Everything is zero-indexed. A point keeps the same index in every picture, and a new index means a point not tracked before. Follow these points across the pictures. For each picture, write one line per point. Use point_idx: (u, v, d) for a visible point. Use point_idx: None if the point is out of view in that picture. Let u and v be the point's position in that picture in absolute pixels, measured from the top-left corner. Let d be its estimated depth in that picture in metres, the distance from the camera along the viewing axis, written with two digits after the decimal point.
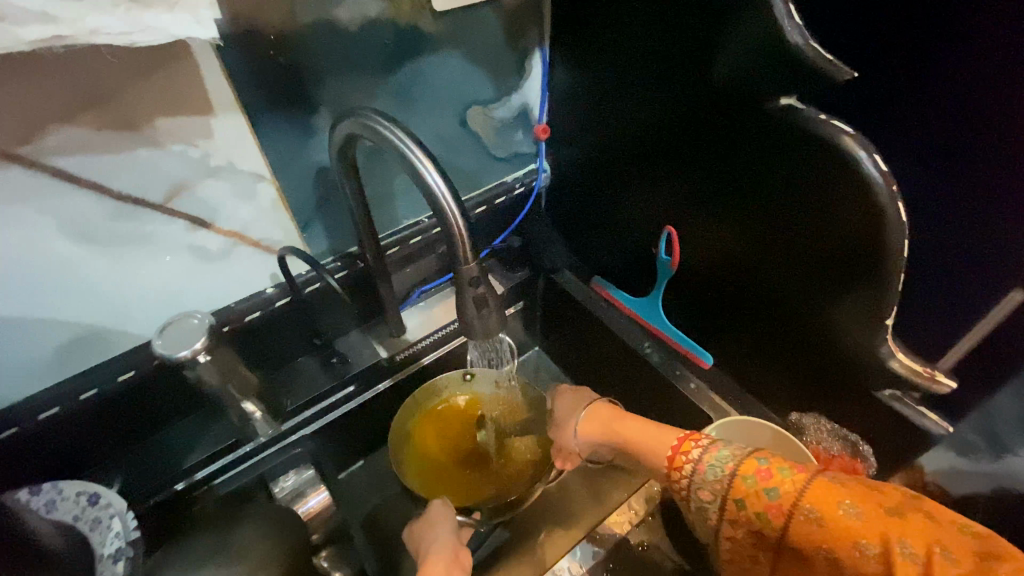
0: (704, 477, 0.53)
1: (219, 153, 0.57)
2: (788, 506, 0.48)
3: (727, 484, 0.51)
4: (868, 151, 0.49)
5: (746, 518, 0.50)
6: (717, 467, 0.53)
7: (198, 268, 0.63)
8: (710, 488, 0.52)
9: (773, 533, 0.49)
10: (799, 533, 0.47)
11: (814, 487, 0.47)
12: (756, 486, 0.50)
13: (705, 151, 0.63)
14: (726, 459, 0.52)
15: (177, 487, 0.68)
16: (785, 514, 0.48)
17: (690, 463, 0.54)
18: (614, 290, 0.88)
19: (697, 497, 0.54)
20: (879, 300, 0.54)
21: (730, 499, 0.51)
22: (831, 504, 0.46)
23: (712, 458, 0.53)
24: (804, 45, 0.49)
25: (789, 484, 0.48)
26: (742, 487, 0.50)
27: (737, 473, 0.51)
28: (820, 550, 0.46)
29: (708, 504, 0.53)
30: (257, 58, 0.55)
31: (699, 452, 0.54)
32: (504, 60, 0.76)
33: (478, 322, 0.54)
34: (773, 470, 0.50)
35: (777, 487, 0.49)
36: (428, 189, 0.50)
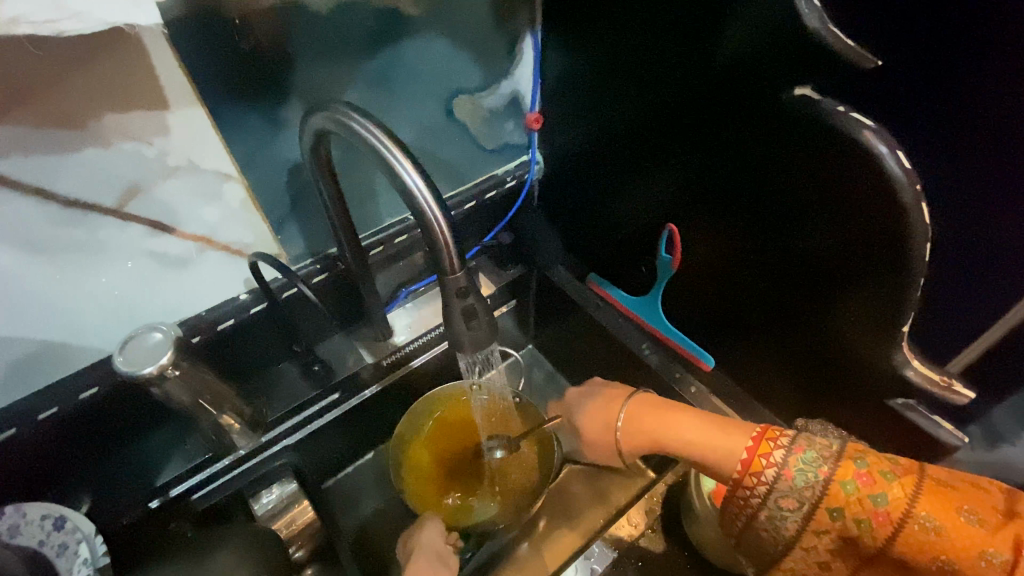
0: (791, 484, 0.50)
1: (176, 151, 0.52)
2: (897, 515, 0.46)
3: (821, 490, 0.49)
4: (890, 146, 0.45)
5: (839, 526, 0.49)
6: (800, 474, 0.50)
7: (160, 275, 0.59)
8: (796, 495, 0.50)
9: (873, 541, 0.47)
10: (911, 542, 0.46)
11: (923, 493, 0.46)
12: (858, 492, 0.48)
13: (710, 145, 0.58)
14: (816, 464, 0.50)
15: (151, 504, 0.63)
16: (895, 522, 0.46)
17: (774, 467, 0.52)
18: (611, 288, 0.84)
19: (777, 505, 0.51)
20: (891, 304, 0.51)
21: (822, 507, 0.49)
22: (945, 509, 0.45)
23: (798, 462, 0.51)
24: (823, 30, 0.44)
25: (895, 490, 0.47)
26: (840, 495, 0.49)
27: (833, 479, 0.49)
28: (937, 559, 0.45)
29: (791, 512, 0.51)
30: (216, 46, 0.50)
31: (782, 455, 0.52)
32: (491, 43, 0.71)
33: (466, 334, 0.50)
34: (874, 473, 0.48)
35: (884, 493, 0.47)
36: (407, 192, 0.46)
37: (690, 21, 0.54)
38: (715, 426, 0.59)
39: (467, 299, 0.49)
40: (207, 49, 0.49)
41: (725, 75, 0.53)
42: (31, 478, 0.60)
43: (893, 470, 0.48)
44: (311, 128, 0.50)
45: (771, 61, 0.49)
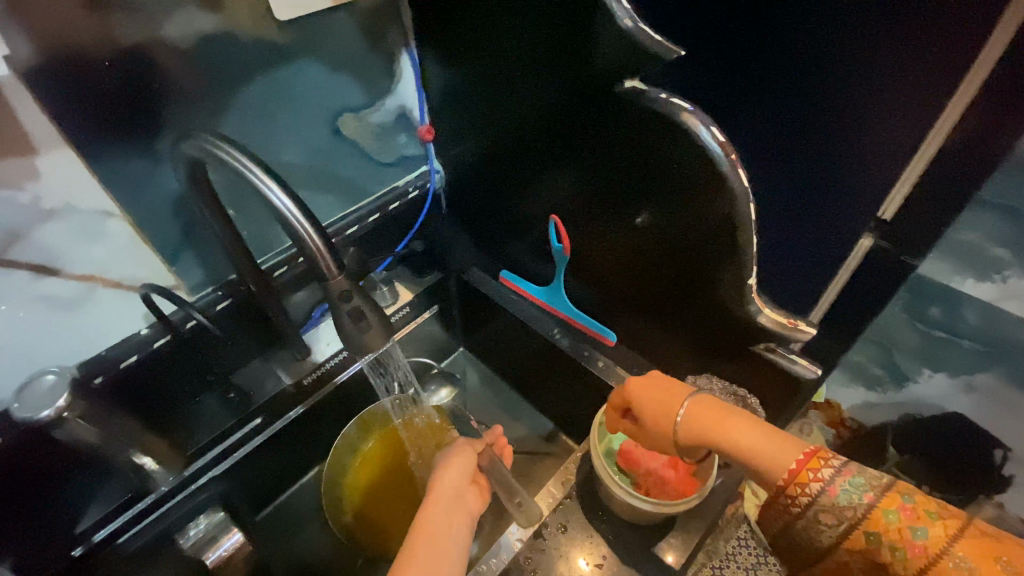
0: (836, 497, 0.44)
1: (51, 195, 0.54)
2: (935, 552, 0.39)
3: (862, 515, 0.43)
4: (705, 125, 0.52)
5: (873, 554, 0.42)
6: (844, 490, 0.44)
7: (53, 318, 0.59)
8: (837, 513, 0.43)
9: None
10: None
11: (971, 544, 0.39)
12: (900, 523, 0.41)
13: (575, 140, 0.64)
14: (860, 486, 0.43)
15: (75, 552, 0.64)
16: (929, 559, 0.39)
17: (819, 483, 0.44)
18: (521, 282, 0.88)
19: (813, 517, 0.45)
20: (743, 264, 0.57)
21: (860, 530, 0.43)
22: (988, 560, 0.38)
23: (846, 482, 0.44)
24: (635, 28, 0.51)
25: (939, 527, 0.40)
26: (881, 522, 0.42)
27: (878, 505, 0.42)
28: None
29: (828, 527, 0.44)
30: (79, 87, 0.51)
31: (829, 472, 0.45)
32: (368, 64, 0.75)
33: (357, 337, 0.53)
34: (921, 509, 0.41)
35: (927, 527, 0.40)
36: (277, 210, 0.49)
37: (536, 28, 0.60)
38: (775, 432, 0.48)
39: (351, 300, 0.52)
40: (69, 91, 0.51)
41: (581, 74, 0.59)
42: None
43: (958, 527, 0.40)
44: (183, 159, 0.52)
45: (615, 58, 0.54)
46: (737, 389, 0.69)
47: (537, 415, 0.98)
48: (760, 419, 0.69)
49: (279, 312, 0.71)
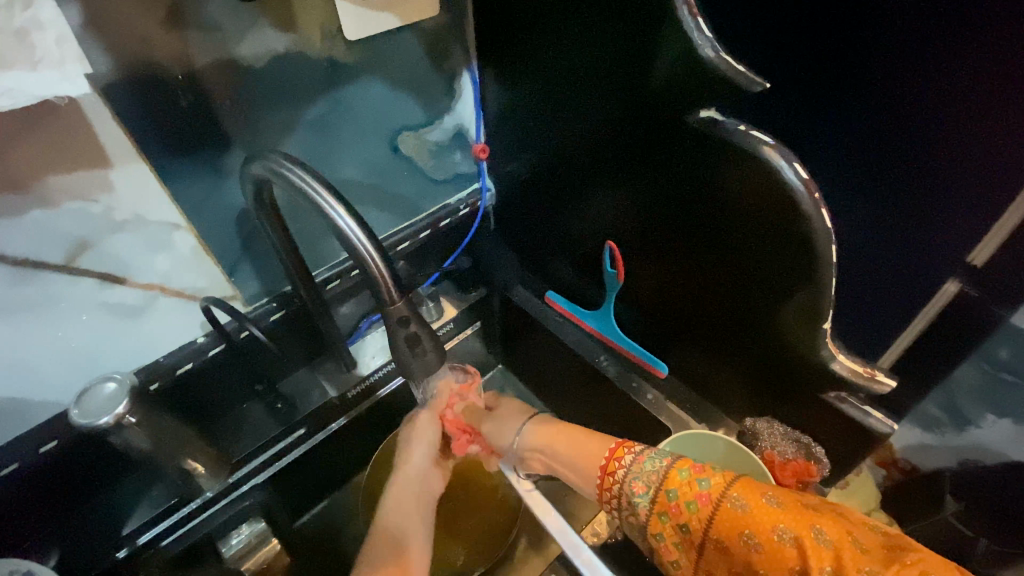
0: (636, 471, 0.52)
1: (123, 206, 0.55)
2: (716, 495, 0.46)
3: (661, 478, 0.50)
4: (787, 159, 0.48)
5: (676, 511, 0.48)
6: (646, 466, 0.52)
7: (115, 324, 0.61)
8: (644, 479, 0.51)
9: (697, 527, 0.46)
10: (726, 527, 0.45)
11: (736, 480, 0.47)
12: (690, 478, 0.48)
13: (640, 168, 0.62)
14: (664, 454, 0.52)
15: (119, 554, 0.62)
16: (714, 503, 0.46)
17: (629, 456, 0.54)
18: (568, 304, 0.86)
19: (630, 491, 0.52)
20: (819, 307, 0.53)
21: (662, 491, 0.49)
22: (756, 493, 0.45)
23: (648, 454, 0.53)
24: (716, 58, 0.48)
25: (718, 477, 0.47)
26: (675, 479, 0.49)
27: (673, 466, 0.50)
28: (743, 535, 0.44)
29: (641, 496, 0.51)
30: (158, 105, 0.52)
31: (636, 451, 0.54)
32: (431, 83, 0.75)
33: (414, 361, 0.52)
34: (708, 467, 0.49)
35: (708, 478, 0.48)
36: (341, 233, 0.48)
37: (605, 52, 0.58)
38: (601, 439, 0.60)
39: (409, 326, 0.51)
40: (147, 107, 0.52)
41: (656, 100, 0.55)
42: None
43: (739, 478, 0.47)
44: (252, 179, 0.53)
45: (693, 91, 0.51)
46: (800, 435, 0.66)
47: None
48: (825, 469, 0.65)
49: (328, 327, 0.72)
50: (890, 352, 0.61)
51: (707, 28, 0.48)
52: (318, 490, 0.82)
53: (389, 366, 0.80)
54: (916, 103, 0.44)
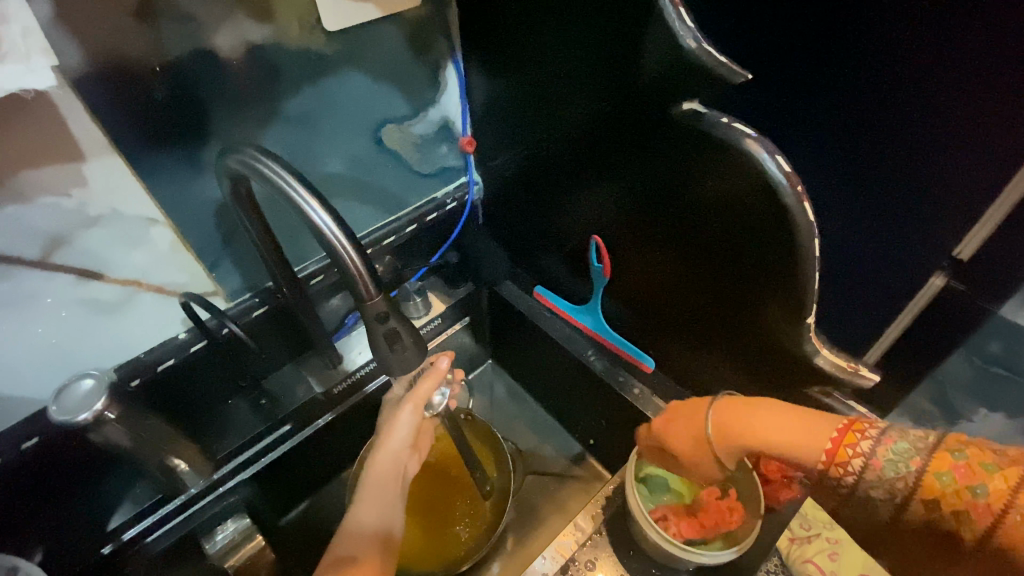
0: (888, 471, 0.44)
1: (98, 201, 0.54)
2: (999, 506, 0.39)
3: (914, 483, 0.43)
4: (770, 152, 0.48)
5: (938, 518, 0.42)
6: (892, 459, 0.44)
7: (94, 320, 0.60)
8: (890, 487, 0.44)
9: (972, 537, 0.41)
10: (1014, 540, 0.38)
11: (907, 452, 0.43)
12: (955, 486, 0.41)
13: (626, 162, 0.61)
14: (909, 454, 0.43)
15: (103, 551, 0.63)
16: (996, 515, 0.39)
17: (861, 457, 0.44)
18: (557, 300, 0.86)
19: (864, 493, 0.45)
20: (802, 302, 0.53)
21: (917, 499, 0.43)
22: (944, 464, 0.41)
23: (889, 451, 0.44)
24: (698, 49, 0.47)
25: (999, 479, 0.39)
26: (937, 488, 0.41)
27: (926, 469, 0.42)
28: (933, 508, 0.42)
29: (881, 500, 0.45)
30: (132, 98, 0.51)
31: (869, 441, 0.45)
32: (415, 74, 0.74)
33: (391, 357, 0.52)
34: (975, 464, 0.40)
35: (986, 484, 0.39)
36: (316, 228, 0.47)
37: (590, 44, 0.57)
38: (804, 413, 0.48)
39: (386, 322, 0.50)
40: (121, 99, 0.51)
41: (638, 92, 0.55)
42: None
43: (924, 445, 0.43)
44: (227, 172, 0.52)
45: (676, 83, 0.50)
46: None
47: (564, 434, 0.96)
48: None
49: (311, 320, 0.71)
50: (877, 347, 0.60)
51: (689, 18, 0.48)
52: (307, 487, 0.83)
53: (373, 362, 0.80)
54: (896, 95, 0.43)
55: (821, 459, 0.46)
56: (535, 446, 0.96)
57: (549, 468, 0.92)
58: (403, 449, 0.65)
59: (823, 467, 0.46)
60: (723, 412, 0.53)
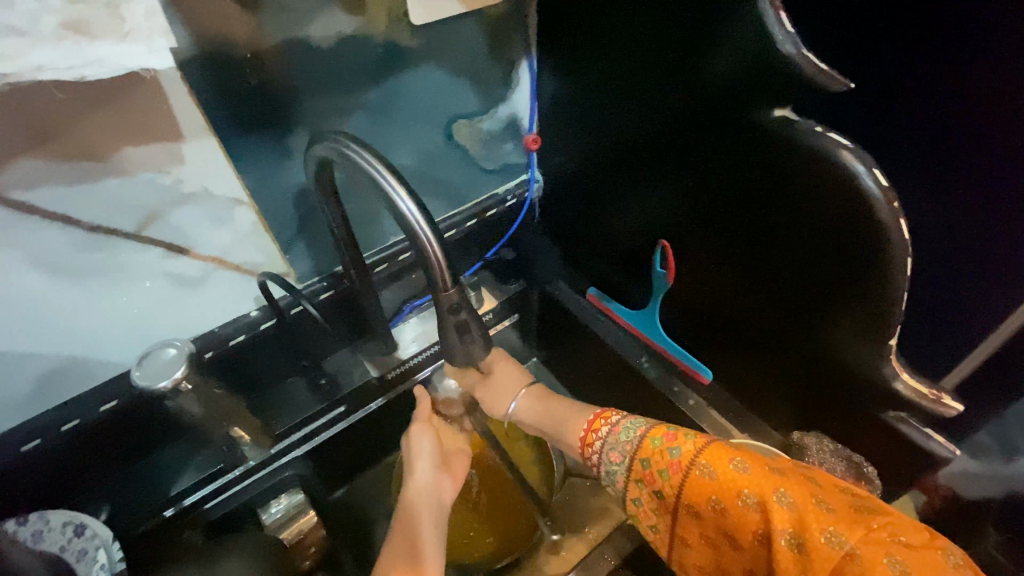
0: (614, 441, 0.56)
1: (191, 179, 0.56)
2: (727, 483, 0.45)
3: (634, 449, 0.53)
4: (865, 165, 0.46)
5: (650, 476, 0.52)
6: (626, 433, 0.55)
7: (176, 293, 0.63)
8: (619, 449, 0.55)
9: (755, 526, 0.43)
10: (696, 493, 0.47)
11: (707, 452, 0.48)
12: (661, 446, 0.51)
13: (701, 169, 0.60)
14: (638, 424, 0.55)
15: (166, 513, 0.65)
16: (683, 470, 0.48)
17: (610, 425, 0.58)
18: (611, 302, 0.84)
19: (609, 459, 0.56)
20: (885, 324, 0.50)
21: (637, 460, 0.53)
22: (723, 461, 0.46)
23: (628, 422, 0.56)
24: (797, 56, 0.46)
25: (690, 444, 0.49)
26: (649, 448, 0.52)
27: (647, 435, 0.53)
28: (711, 500, 0.46)
29: (618, 465, 0.55)
30: (230, 82, 0.54)
31: (618, 419, 0.58)
32: (488, 70, 0.74)
33: (460, 348, 0.52)
34: (680, 433, 0.51)
35: (705, 458, 0.47)
36: (400, 215, 0.48)
37: (674, 46, 0.56)
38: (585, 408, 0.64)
39: (459, 313, 0.51)
40: (217, 84, 0.53)
41: (719, 97, 0.54)
42: (53, 486, 0.63)
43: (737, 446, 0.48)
44: (315, 158, 0.54)
45: (767, 89, 0.49)
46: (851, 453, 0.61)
47: None
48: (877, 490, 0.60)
49: (373, 307, 0.73)
50: (955, 373, 0.58)
51: (789, 23, 0.46)
52: (353, 470, 0.85)
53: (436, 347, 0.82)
54: None
55: (581, 433, 0.61)
56: None
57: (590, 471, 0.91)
58: (430, 476, 0.65)
59: (584, 442, 0.60)
60: (571, 422, 0.64)
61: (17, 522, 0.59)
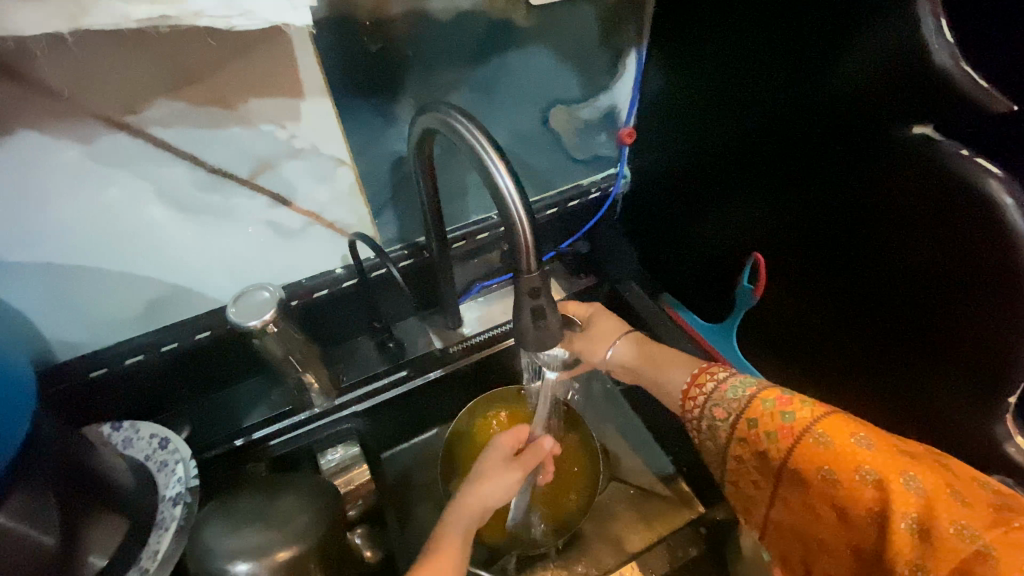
0: (730, 386, 0.55)
1: (304, 136, 0.60)
2: (846, 455, 0.44)
3: (745, 405, 0.52)
4: (1017, 199, 0.41)
5: (755, 438, 0.50)
6: (734, 391, 0.54)
7: (275, 241, 0.67)
8: (725, 406, 0.54)
9: (866, 503, 0.43)
10: (807, 459, 0.46)
11: (828, 423, 0.46)
12: (774, 409, 0.50)
13: (812, 182, 0.56)
14: (750, 384, 0.54)
15: (236, 443, 0.70)
16: (797, 435, 0.47)
17: (713, 383, 0.56)
18: (686, 314, 0.84)
19: (710, 416, 0.55)
20: (1004, 378, 0.45)
21: (744, 418, 0.52)
22: (845, 434, 0.45)
23: (736, 382, 0.55)
24: (952, 68, 0.41)
25: (807, 411, 0.48)
26: (758, 408, 0.51)
27: (758, 397, 0.52)
28: (824, 470, 0.45)
29: (721, 421, 0.54)
30: (353, 46, 0.56)
31: (725, 376, 0.57)
32: (597, 58, 0.73)
33: (533, 333, 0.52)
34: (796, 399, 0.50)
35: (824, 426, 0.46)
36: (496, 190, 0.49)
37: (806, 49, 0.52)
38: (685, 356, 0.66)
39: (538, 297, 0.51)
40: (340, 47, 0.55)
41: (847, 106, 0.50)
42: (145, 397, 0.70)
43: (862, 420, 0.46)
44: (420, 128, 0.55)
45: (909, 102, 0.45)
46: None
47: (657, 451, 0.93)
48: None
49: (447, 281, 0.74)
50: None
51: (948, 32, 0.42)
52: (404, 433, 0.88)
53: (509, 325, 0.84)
54: None
55: (687, 382, 0.60)
56: (625, 455, 0.93)
57: (638, 481, 0.90)
58: (503, 495, 0.64)
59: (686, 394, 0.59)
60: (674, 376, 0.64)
61: (112, 427, 0.68)
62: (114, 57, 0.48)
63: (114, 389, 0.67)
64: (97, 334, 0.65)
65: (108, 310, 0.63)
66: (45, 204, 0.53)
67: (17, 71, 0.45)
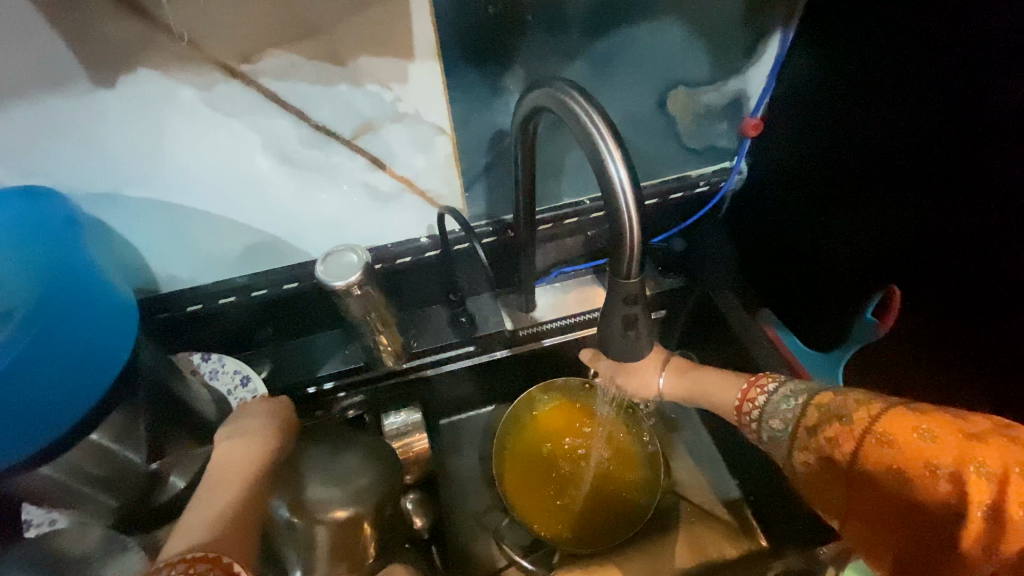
0: (783, 400, 0.56)
1: (408, 99, 0.57)
2: (908, 455, 0.45)
3: (802, 414, 0.54)
4: None
5: (817, 445, 0.51)
6: (788, 401, 0.56)
7: (366, 203, 0.66)
8: (783, 417, 0.55)
9: (936, 493, 0.43)
10: (871, 460, 0.47)
11: (885, 421, 0.47)
12: (831, 414, 0.51)
13: (999, 212, 0.46)
14: (802, 393, 0.55)
15: (308, 389, 0.73)
16: (858, 440, 0.47)
17: (765, 394, 0.58)
18: (788, 336, 0.74)
19: (771, 427, 0.56)
20: None
21: (804, 427, 0.53)
22: (905, 431, 0.45)
23: (788, 392, 0.56)
24: None
25: (863, 413, 0.48)
26: (815, 418, 0.52)
27: (814, 405, 0.53)
28: (889, 470, 0.46)
29: (782, 431, 0.55)
30: (472, 9, 0.52)
31: (775, 386, 0.58)
32: (735, 37, 0.64)
33: (621, 343, 0.48)
34: (850, 400, 0.50)
35: (882, 423, 0.47)
36: (606, 181, 0.44)
37: (1023, 48, 0.42)
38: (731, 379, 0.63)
39: (634, 307, 0.46)
40: (459, 8, 0.52)
41: None
42: (234, 335, 0.74)
43: (915, 408, 0.46)
44: (530, 103, 0.51)
45: None
46: None
47: (723, 472, 0.87)
48: None
49: (528, 264, 0.71)
50: None
51: None
52: (464, 404, 0.88)
53: (583, 316, 0.81)
54: None
55: (738, 399, 0.61)
56: (687, 470, 0.88)
57: (696, 499, 0.85)
58: None
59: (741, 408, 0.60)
60: (721, 389, 0.63)
61: (201, 356, 0.72)
62: (237, 3, 0.47)
63: (208, 324, 0.72)
64: (198, 272, 0.69)
65: (209, 252, 0.67)
66: (162, 145, 0.55)
67: (147, 10, 0.46)
